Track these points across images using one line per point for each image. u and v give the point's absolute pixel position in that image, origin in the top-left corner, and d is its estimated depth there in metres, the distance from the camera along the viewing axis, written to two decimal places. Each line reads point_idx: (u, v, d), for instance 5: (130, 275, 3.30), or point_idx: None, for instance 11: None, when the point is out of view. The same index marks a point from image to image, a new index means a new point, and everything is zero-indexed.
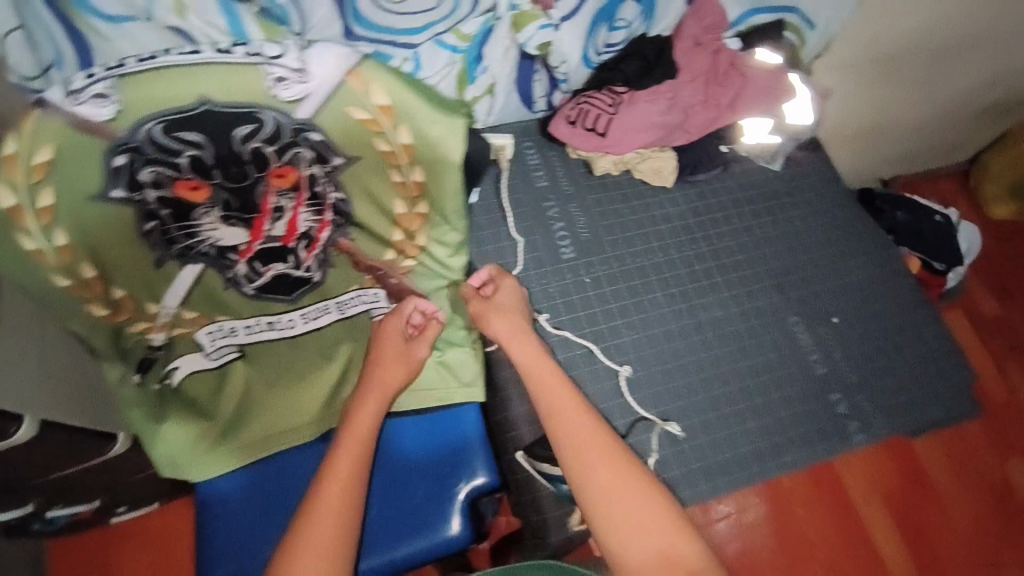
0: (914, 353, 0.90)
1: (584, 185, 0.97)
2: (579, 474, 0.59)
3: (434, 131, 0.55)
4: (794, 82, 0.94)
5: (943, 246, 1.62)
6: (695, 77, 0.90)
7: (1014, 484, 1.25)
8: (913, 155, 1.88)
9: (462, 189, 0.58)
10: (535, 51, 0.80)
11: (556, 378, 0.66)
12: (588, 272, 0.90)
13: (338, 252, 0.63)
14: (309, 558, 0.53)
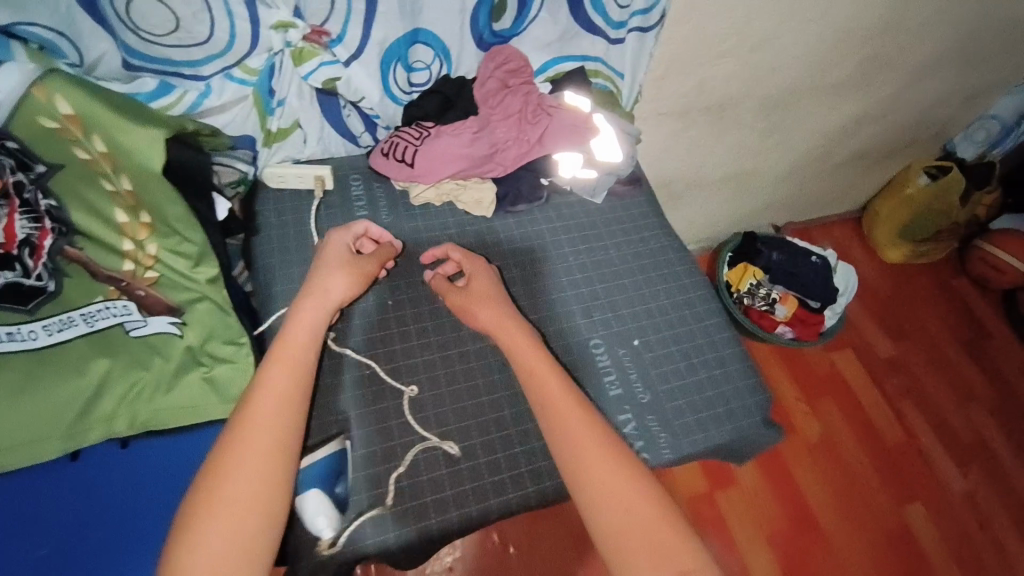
0: (709, 373, 0.92)
1: (403, 214, 1.00)
2: (570, 445, 0.72)
3: (125, 134, 0.73)
4: (598, 122, 1.02)
5: (818, 284, 1.69)
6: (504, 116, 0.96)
7: (884, 521, 1.57)
8: (798, 202, 2.01)
9: (172, 188, 0.76)
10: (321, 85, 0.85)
11: (539, 356, 0.81)
12: (393, 295, 0.92)
13: (67, 261, 0.70)
14: (258, 451, 0.63)
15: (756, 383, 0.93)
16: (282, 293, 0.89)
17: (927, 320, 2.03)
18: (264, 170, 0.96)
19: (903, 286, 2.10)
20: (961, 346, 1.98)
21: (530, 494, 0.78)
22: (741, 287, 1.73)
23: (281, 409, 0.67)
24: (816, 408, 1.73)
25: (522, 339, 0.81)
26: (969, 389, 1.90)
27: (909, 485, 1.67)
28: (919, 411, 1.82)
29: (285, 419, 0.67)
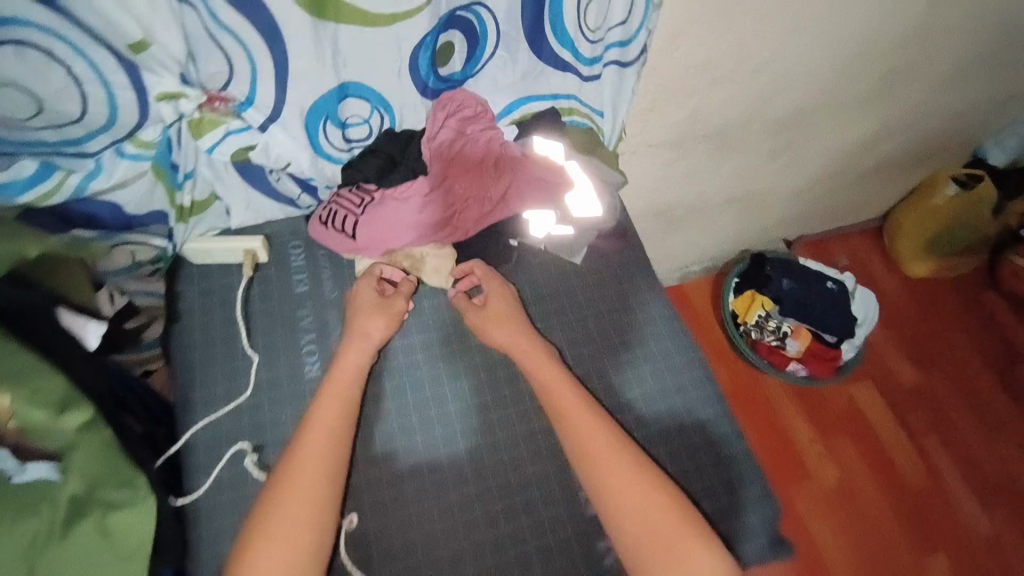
0: (705, 486, 0.82)
1: (350, 289, 0.86)
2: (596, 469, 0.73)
3: None
4: (571, 174, 0.88)
5: (832, 317, 1.54)
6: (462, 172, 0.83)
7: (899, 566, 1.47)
8: (814, 215, 1.82)
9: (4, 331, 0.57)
10: (227, 157, 0.71)
11: (561, 380, 0.78)
12: None
13: None
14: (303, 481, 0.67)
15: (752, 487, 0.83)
16: (201, 400, 0.75)
17: (952, 341, 1.86)
18: (184, 246, 0.82)
19: (927, 304, 1.92)
20: (990, 371, 1.82)
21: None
22: (748, 319, 1.58)
23: (322, 468, 0.68)
24: (832, 449, 1.59)
25: (559, 387, 0.78)
26: (997, 419, 1.75)
27: (934, 535, 1.53)
28: (943, 448, 1.67)
29: (326, 476, 0.68)
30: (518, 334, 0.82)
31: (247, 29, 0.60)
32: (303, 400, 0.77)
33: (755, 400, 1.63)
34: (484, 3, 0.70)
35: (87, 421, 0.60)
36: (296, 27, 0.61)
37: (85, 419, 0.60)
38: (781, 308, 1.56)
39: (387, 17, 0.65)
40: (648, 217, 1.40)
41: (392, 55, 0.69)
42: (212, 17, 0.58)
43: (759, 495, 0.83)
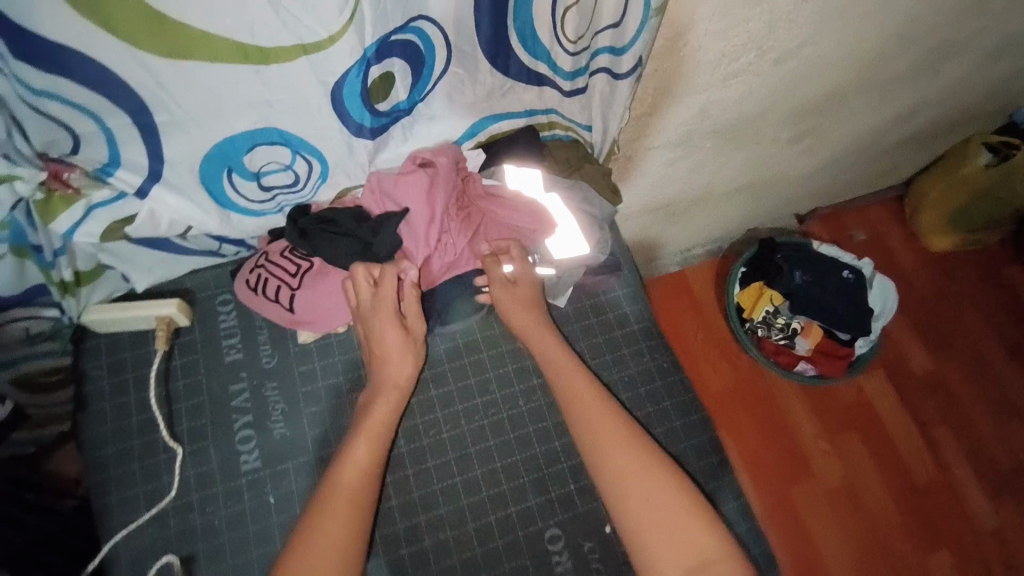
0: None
1: (291, 355, 0.73)
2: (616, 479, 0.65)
3: None
4: (553, 215, 0.73)
5: (848, 314, 1.40)
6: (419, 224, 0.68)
7: (886, 538, 1.45)
8: (832, 190, 1.65)
9: None
10: (94, 236, 0.60)
11: (579, 384, 0.70)
12: (274, 489, 0.67)
13: None
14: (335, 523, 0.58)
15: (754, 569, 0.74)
16: (120, 504, 0.65)
17: (971, 322, 1.73)
18: (82, 317, 0.69)
19: (947, 281, 1.77)
20: (1008, 354, 1.70)
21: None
22: (754, 315, 1.47)
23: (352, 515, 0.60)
24: (838, 447, 1.51)
25: (598, 408, 0.68)
26: (1011, 405, 1.65)
27: (936, 528, 1.49)
28: (954, 440, 1.59)
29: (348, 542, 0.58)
30: (556, 354, 0.72)
31: (84, 94, 0.46)
32: (241, 499, 0.66)
33: (758, 397, 1.54)
34: (427, 14, 0.53)
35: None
36: (150, 80, 0.46)
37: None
38: (791, 304, 1.43)
39: (292, 46, 0.48)
40: (646, 213, 1.23)
41: (308, 96, 0.54)
42: (25, 85, 0.44)
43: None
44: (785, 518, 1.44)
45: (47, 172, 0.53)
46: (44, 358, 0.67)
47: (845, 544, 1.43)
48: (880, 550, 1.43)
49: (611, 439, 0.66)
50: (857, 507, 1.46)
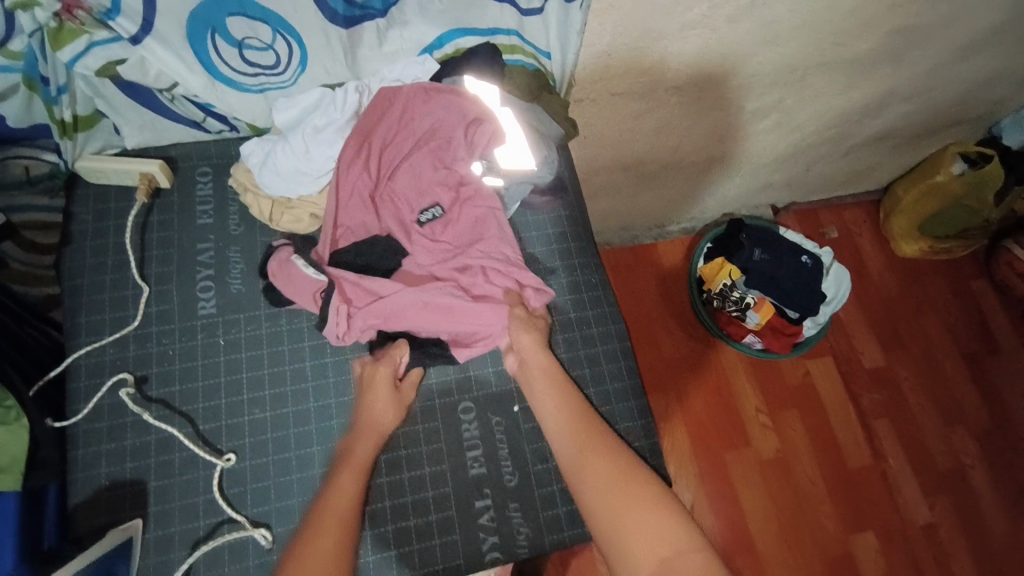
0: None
1: (255, 225, 0.81)
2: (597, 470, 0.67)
3: None
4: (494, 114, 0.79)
5: (801, 293, 1.47)
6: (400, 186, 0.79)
7: (809, 511, 1.52)
8: (809, 183, 1.72)
9: None
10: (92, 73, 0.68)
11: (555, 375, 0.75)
12: (225, 333, 0.76)
13: None
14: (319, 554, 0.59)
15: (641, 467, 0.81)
16: (86, 326, 0.74)
17: (930, 326, 1.77)
18: (74, 163, 0.77)
19: (911, 286, 1.82)
20: (961, 361, 1.74)
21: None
22: (713, 287, 1.55)
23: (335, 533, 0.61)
24: (777, 422, 1.59)
25: (570, 402, 0.74)
26: (958, 408, 1.68)
27: (863, 510, 1.54)
28: (895, 434, 1.63)
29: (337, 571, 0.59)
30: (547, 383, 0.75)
31: None
32: (194, 336, 0.75)
33: (707, 367, 1.62)
34: None
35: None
36: None
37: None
38: (748, 278, 1.49)
39: None
40: (616, 168, 1.30)
41: None
42: None
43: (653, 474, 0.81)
44: (716, 482, 1.52)
45: (62, 6, 0.61)
46: (41, 213, 0.78)
47: (769, 513, 1.51)
48: (802, 521, 1.51)
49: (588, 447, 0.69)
50: (786, 479, 1.54)
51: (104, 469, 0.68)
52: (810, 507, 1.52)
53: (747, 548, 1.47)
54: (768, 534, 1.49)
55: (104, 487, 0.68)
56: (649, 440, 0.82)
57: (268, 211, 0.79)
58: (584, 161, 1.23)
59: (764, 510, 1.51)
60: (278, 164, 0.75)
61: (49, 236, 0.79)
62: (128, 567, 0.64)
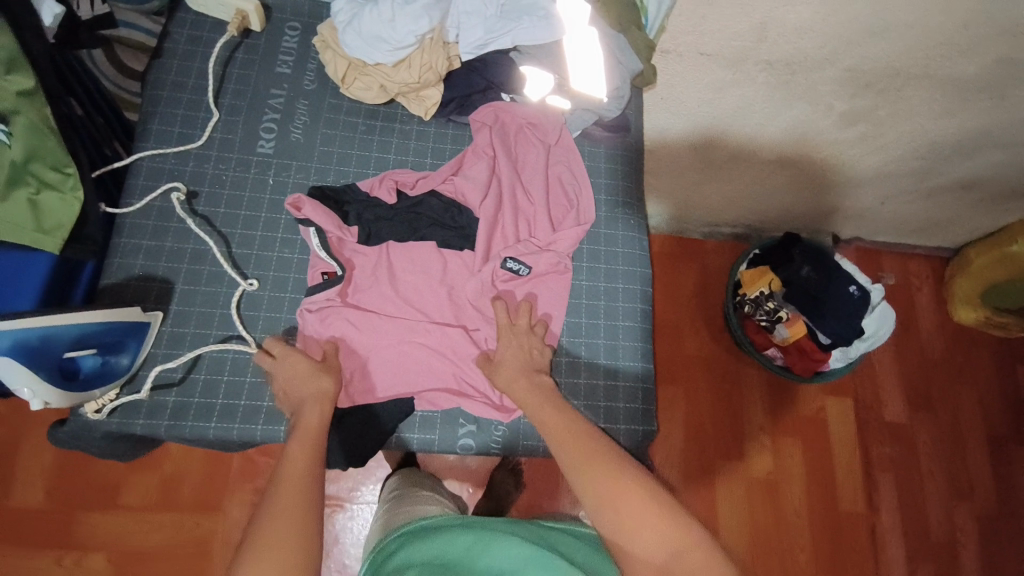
0: (589, 381, 0.81)
1: (328, 85, 0.84)
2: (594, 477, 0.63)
3: None
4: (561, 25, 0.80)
5: (838, 321, 1.41)
6: (501, 195, 0.82)
7: (785, 541, 1.48)
8: (884, 223, 1.63)
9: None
10: None
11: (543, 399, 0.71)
12: (275, 174, 0.79)
13: None
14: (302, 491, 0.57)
15: (630, 408, 0.81)
16: (156, 133, 0.79)
17: (964, 397, 1.67)
18: None
19: (957, 353, 1.71)
20: (986, 441, 1.64)
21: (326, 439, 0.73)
22: (749, 291, 1.50)
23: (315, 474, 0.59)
24: (778, 446, 1.55)
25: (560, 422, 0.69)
26: (968, 485, 1.60)
27: (842, 557, 1.49)
28: (895, 492, 1.56)
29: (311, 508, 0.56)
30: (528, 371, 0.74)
31: None
32: (248, 169, 0.79)
33: (721, 373, 1.58)
34: None
35: (28, 91, 0.65)
36: None
37: (23, 88, 0.65)
38: (787, 291, 1.45)
39: None
40: (686, 148, 1.27)
41: None
42: None
43: (640, 418, 0.81)
44: (700, 486, 1.50)
45: None
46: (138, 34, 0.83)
47: (745, 530, 1.48)
48: (776, 548, 1.47)
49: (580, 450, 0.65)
50: (770, 502, 1.50)
51: (140, 260, 0.73)
52: (787, 538, 1.48)
53: None
54: (739, 550, 1.46)
55: (137, 276, 0.73)
56: (645, 385, 0.82)
57: (342, 73, 0.82)
58: (654, 128, 1.20)
59: (741, 526, 1.48)
60: (362, 25, 0.77)
61: (138, 61, 0.85)
62: (138, 344, 0.68)
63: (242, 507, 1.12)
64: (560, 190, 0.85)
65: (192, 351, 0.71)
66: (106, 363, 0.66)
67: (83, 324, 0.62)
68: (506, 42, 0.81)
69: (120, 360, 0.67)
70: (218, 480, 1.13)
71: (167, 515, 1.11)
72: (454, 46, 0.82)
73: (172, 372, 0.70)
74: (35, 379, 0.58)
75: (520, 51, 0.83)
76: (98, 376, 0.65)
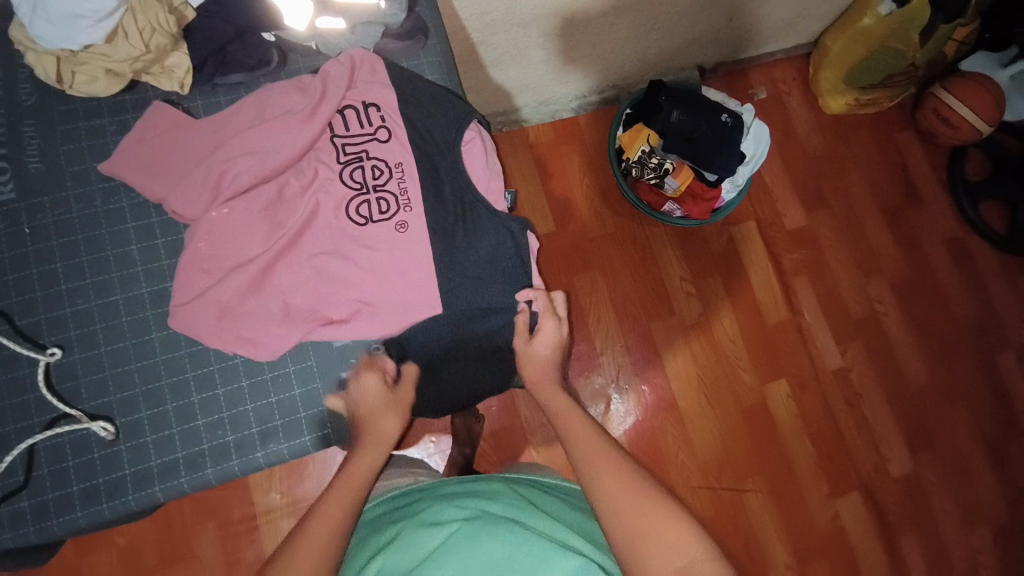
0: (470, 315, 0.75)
1: (51, 92, 0.69)
2: (616, 479, 0.59)
3: None
4: None
5: (719, 154, 1.41)
6: (263, 221, 0.69)
7: (731, 369, 1.58)
8: (742, 39, 1.60)
9: None
10: None
11: (578, 418, 0.70)
12: (29, 219, 0.67)
13: None
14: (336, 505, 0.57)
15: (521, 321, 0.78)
16: None
17: (854, 183, 1.73)
18: None
19: (841, 143, 1.75)
20: (883, 215, 1.73)
21: (208, 475, 0.67)
22: (630, 155, 1.47)
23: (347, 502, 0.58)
24: (701, 290, 1.61)
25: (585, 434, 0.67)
26: (876, 261, 1.70)
27: (779, 361, 1.61)
28: (813, 291, 1.66)
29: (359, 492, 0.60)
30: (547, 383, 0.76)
31: None
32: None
33: (632, 240, 1.60)
34: None
35: None
36: None
37: None
38: (665, 142, 1.43)
39: None
40: (515, 26, 1.17)
41: None
42: None
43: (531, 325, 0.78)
44: (643, 346, 1.57)
45: None
46: None
47: (694, 369, 1.58)
48: (722, 376, 1.58)
49: (572, 428, 0.68)
50: (709, 338, 1.59)
51: None
52: (730, 365, 1.58)
53: (671, 405, 1.55)
54: (692, 388, 1.56)
55: None
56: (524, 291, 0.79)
57: (53, 71, 0.66)
58: (471, 17, 1.10)
59: (688, 367, 1.58)
60: (46, 7, 0.61)
61: None
62: None
63: (214, 543, 1.09)
64: (325, 189, 0.71)
65: (21, 450, 0.63)
66: None
67: None
68: None
69: None
70: (176, 529, 1.08)
71: None
72: None
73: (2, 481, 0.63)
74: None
75: None
76: None
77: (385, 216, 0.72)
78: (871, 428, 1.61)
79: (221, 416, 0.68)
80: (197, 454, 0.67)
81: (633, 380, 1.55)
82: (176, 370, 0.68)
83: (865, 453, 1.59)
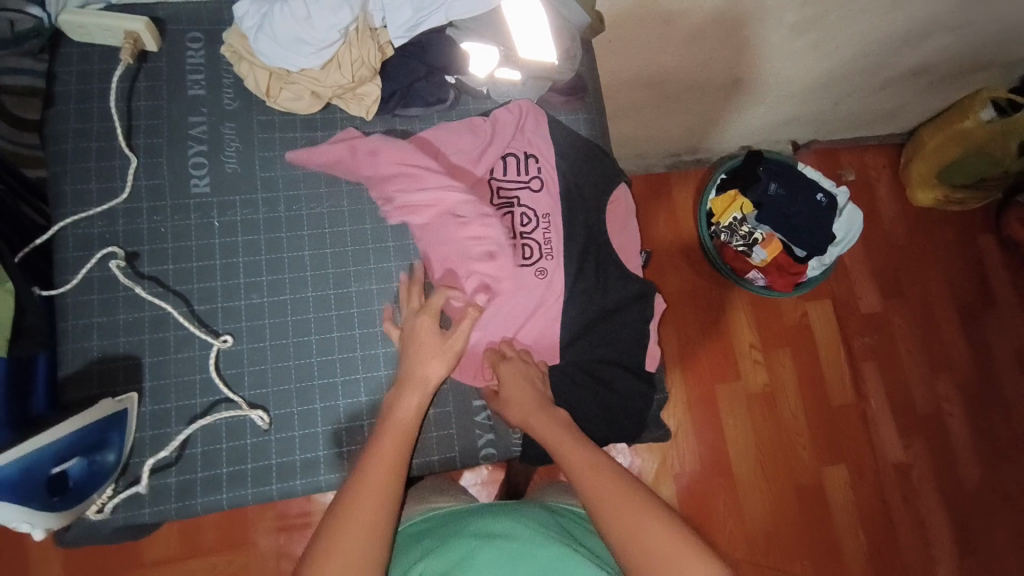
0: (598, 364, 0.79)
1: (253, 101, 0.76)
2: (622, 512, 0.58)
3: None
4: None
5: (812, 232, 1.44)
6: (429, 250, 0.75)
7: (787, 444, 1.56)
8: (843, 122, 1.62)
9: None
10: None
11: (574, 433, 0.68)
12: (219, 214, 0.73)
13: None
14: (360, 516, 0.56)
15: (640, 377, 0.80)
16: (73, 195, 0.71)
17: (933, 276, 1.72)
18: (59, 17, 0.71)
19: (927, 235, 1.74)
20: (960, 313, 1.70)
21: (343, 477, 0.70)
22: (722, 220, 1.50)
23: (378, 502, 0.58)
24: (768, 359, 1.61)
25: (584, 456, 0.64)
26: (947, 357, 1.67)
27: (838, 444, 1.58)
28: (880, 378, 1.64)
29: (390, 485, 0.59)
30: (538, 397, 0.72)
31: None
32: (189, 216, 0.72)
33: (707, 300, 1.61)
34: None
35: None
36: None
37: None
38: (760, 214, 1.46)
39: None
40: (638, 84, 1.23)
41: None
42: None
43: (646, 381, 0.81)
44: (703, 406, 1.56)
45: None
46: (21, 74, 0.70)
47: (750, 437, 1.56)
48: (778, 449, 1.56)
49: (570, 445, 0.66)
50: (770, 409, 1.58)
51: (95, 342, 0.68)
52: (787, 440, 1.56)
53: (724, 470, 1.53)
54: (747, 457, 1.54)
55: (96, 360, 0.68)
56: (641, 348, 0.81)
57: (265, 85, 0.73)
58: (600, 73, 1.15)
59: (744, 435, 1.56)
60: (275, 29, 0.68)
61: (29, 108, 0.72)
62: (122, 436, 0.65)
63: (269, 535, 1.09)
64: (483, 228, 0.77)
65: (182, 428, 0.68)
66: (93, 465, 0.62)
67: (64, 437, 0.58)
68: (439, 18, 0.72)
69: (107, 457, 0.63)
70: (239, 517, 1.08)
71: (196, 561, 1.07)
72: (383, 31, 0.74)
73: (158, 456, 0.67)
74: (31, 512, 0.55)
75: (456, 27, 0.75)
76: (91, 480, 0.62)
77: (532, 263, 0.76)
78: (925, 529, 1.56)
79: (362, 423, 0.71)
80: (337, 455, 0.70)
81: (689, 438, 1.54)
82: (327, 373, 0.72)
83: (916, 554, 1.54)
